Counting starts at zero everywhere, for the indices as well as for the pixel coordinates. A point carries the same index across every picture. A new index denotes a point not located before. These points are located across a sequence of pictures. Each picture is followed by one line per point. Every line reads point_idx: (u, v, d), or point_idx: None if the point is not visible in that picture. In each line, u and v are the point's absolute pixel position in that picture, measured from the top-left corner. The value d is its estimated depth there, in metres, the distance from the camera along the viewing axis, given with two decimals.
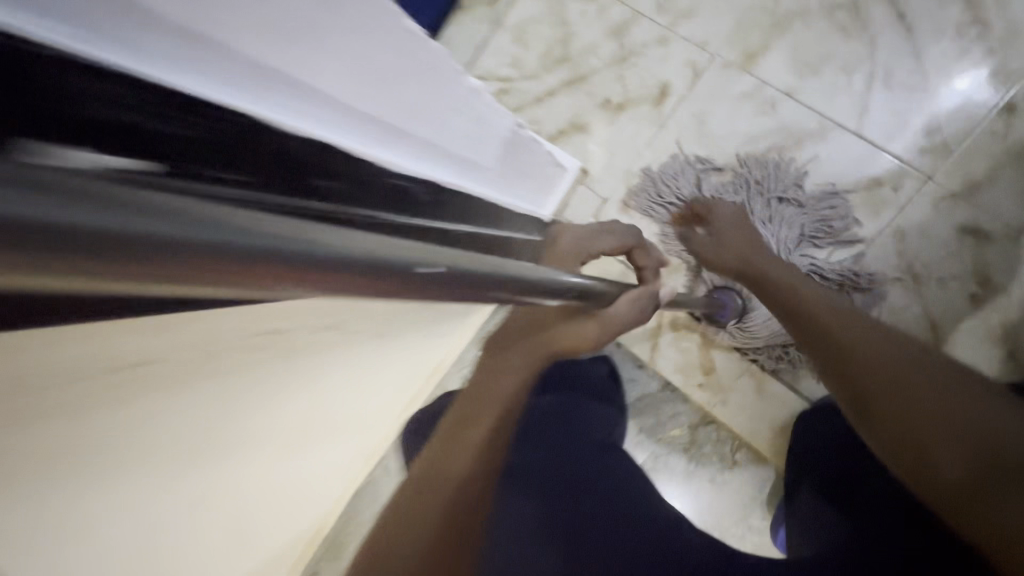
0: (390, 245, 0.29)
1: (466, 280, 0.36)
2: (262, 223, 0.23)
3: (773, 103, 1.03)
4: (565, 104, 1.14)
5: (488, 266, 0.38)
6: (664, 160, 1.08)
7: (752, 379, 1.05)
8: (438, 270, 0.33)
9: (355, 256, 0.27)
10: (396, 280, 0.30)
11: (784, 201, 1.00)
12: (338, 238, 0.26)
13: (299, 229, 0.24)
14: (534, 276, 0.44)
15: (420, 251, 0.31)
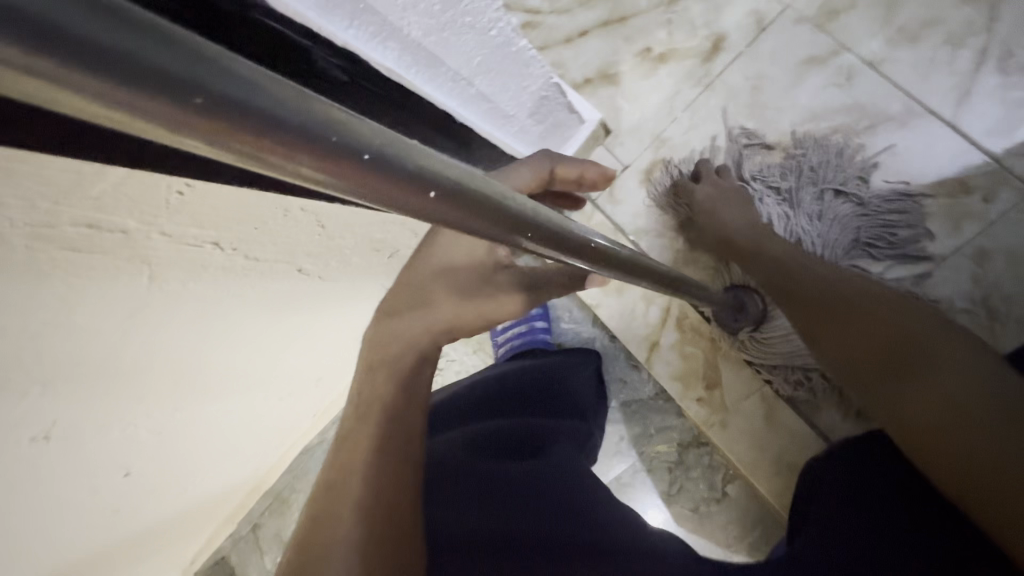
0: (408, 143, 0.20)
1: (468, 206, 0.22)
2: (304, 96, 0.16)
3: (849, 74, 0.83)
4: (598, 48, 0.95)
5: (484, 182, 0.23)
6: (703, 127, 0.90)
7: (761, 404, 0.87)
8: (453, 187, 0.21)
9: (386, 158, 0.18)
10: (416, 197, 0.20)
11: (840, 194, 0.82)
12: (373, 130, 0.18)
13: (337, 112, 0.17)
14: (518, 202, 0.25)
15: (433, 158, 0.20)
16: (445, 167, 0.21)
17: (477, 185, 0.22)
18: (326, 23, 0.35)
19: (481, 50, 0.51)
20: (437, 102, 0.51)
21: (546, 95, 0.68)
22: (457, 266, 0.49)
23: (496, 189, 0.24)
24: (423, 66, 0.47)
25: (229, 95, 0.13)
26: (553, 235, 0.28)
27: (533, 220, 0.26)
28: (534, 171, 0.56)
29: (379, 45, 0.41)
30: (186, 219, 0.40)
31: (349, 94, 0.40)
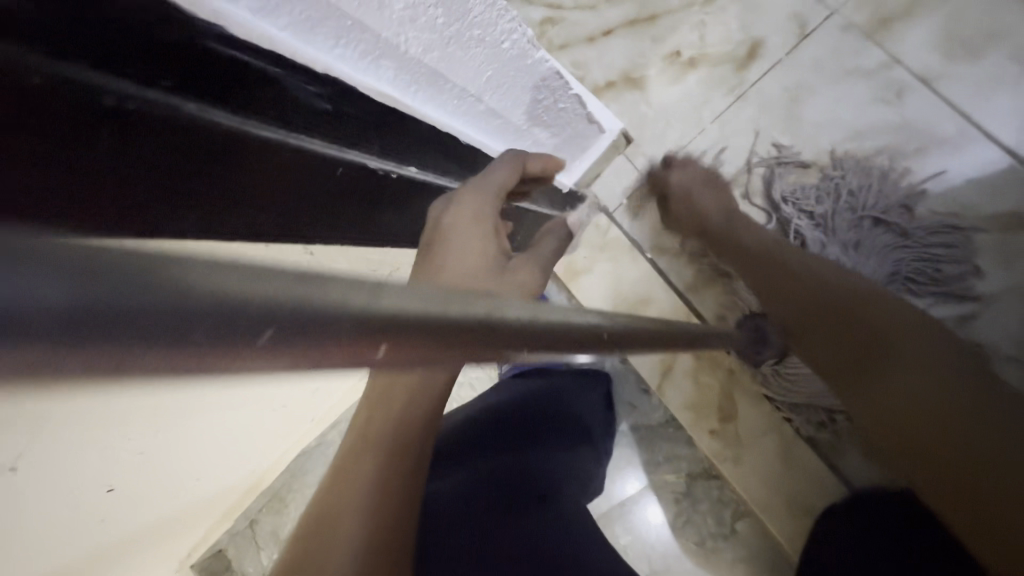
0: (341, 282, 0.15)
1: (432, 340, 0.17)
2: (173, 270, 0.10)
3: (898, 91, 0.77)
4: (623, 47, 0.88)
5: (446, 302, 0.19)
6: (733, 141, 0.83)
7: (780, 441, 0.82)
8: (411, 326, 0.16)
9: (310, 320, 0.13)
10: (357, 350, 0.15)
11: (880, 221, 0.75)
12: (292, 283, 0.13)
13: (232, 276, 0.11)
14: (489, 313, 0.21)
15: (378, 290, 0.16)
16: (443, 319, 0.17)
17: (442, 312, 0.18)
18: (304, 46, 0.31)
19: (491, 66, 0.46)
20: (441, 126, 0.46)
21: (564, 106, 0.62)
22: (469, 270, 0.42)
23: (462, 305, 0.20)
24: (424, 84, 0.42)
25: (21, 315, 0.08)
26: (547, 334, 0.24)
27: (516, 331, 0.22)
28: (515, 169, 0.49)
29: (372, 64, 0.36)
30: None
31: (335, 124, 0.35)
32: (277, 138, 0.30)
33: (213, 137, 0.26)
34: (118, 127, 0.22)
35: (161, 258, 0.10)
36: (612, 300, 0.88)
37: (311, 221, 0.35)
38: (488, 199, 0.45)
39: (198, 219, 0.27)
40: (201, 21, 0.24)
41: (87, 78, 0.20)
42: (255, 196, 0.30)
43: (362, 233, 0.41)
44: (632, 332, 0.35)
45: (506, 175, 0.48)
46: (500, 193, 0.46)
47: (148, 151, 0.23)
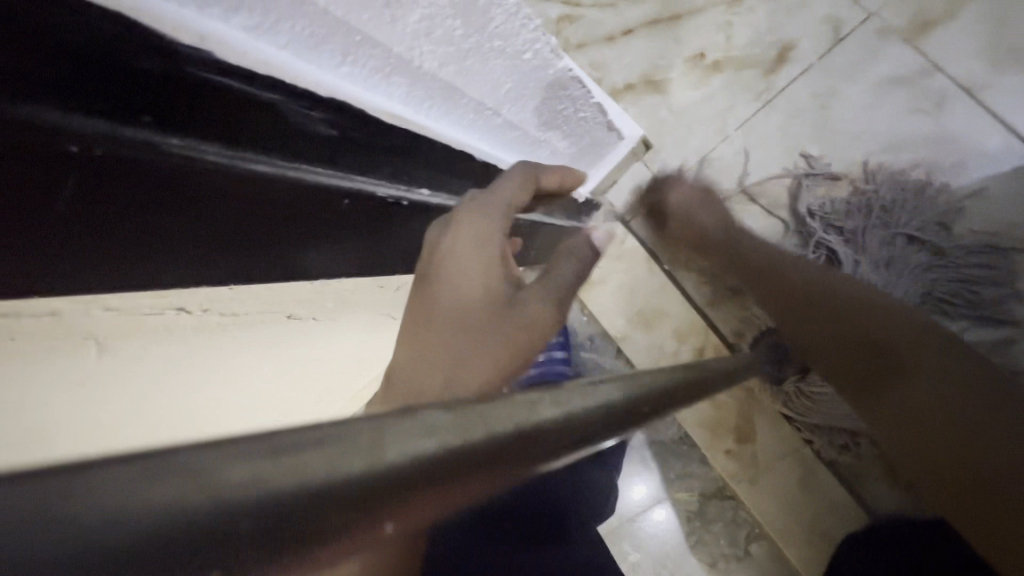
0: (322, 443, 0.12)
1: (443, 493, 0.14)
2: (65, 506, 0.09)
3: (939, 99, 0.74)
4: (643, 49, 0.84)
5: (465, 426, 0.15)
6: (758, 149, 0.79)
7: (798, 463, 0.79)
8: (411, 487, 0.13)
9: (266, 528, 0.11)
10: (349, 537, 0.13)
11: (912, 239, 0.71)
12: (240, 476, 0.11)
13: (147, 497, 0.09)
14: (518, 426, 0.17)
15: (369, 452, 0.13)
16: (449, 438, 0.15)
17: (455, 452, 0.15)
18: (307, 66, 0.28)
19: (511, 78, 0.42)
20: (455, 142, 0.43)
21: (586, 113, 0.58)
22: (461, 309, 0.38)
23: (483, 428, 0.16)
24: (438, 100, 0.38)
25: None
26: (587, 426, 0.20)
27: (550, 444, 0.18)
28: (524, 186, 0.43)
29: (383, 82, 0.33)
30: None
31: (342, 150, 0.32)
32: (277, 171, 0.27)
33: (205, 178, 0.24)
34: (88, 175, 0.19)
35: (52, 481, 0.09)
36: (627, 313, 0.86)
37: (313, 253, 0.33)
38: (488, 222, 0.41)
39: (178, 266, 0.24)
40: (186, 47, 0.21)
41: (39, 117, 0.17)
42: (251, 234, 0.27)
43: (364, 270, 0.40)
44: (671, 383, 0.31)
45: (513, 193, 0.43)
46: (504, 214, 0.42)
47: (126, 198, 0.21)
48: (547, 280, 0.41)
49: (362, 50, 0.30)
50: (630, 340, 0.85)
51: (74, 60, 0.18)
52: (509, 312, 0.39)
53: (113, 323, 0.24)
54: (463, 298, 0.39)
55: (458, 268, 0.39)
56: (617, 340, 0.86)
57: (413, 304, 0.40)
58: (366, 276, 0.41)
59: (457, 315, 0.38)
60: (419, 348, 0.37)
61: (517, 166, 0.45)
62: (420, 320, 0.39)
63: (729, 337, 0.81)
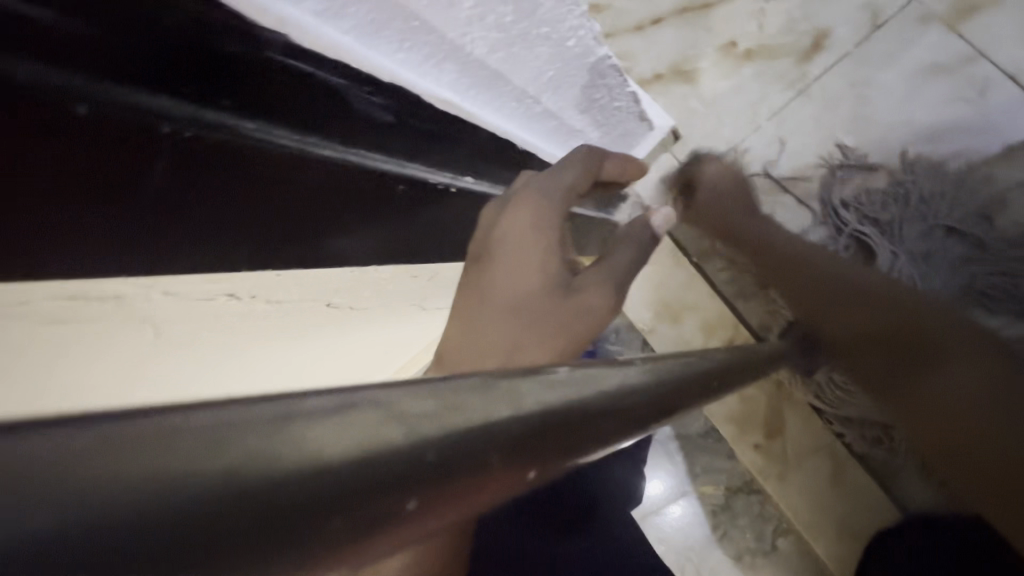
0: (455, 395, 0.14)
1: (567, 443, 0.16)
2: (266, 441, 0.10)
3: (982, 87, 0.73)
4: (672, 39, 0.83)
5: (578, 383, 0.17)
6: (791, 140, 0.78)
7: (829, 457, 0.78)
8: (543, 433, 0.15)
9: (444, 461, 0.13)
10: (503, 478, 0.14)
11: (951, 230, 0.70)
12: (413, 411, 0.12)
13: (349, 428, 0.11)
14: (617, 385, 0.18)
15: (512, 398, 0.15)
16: (543, 403, 0.15)
17: (573, 404, 0.16)
18: (369, 52, 0.28)
19: (554, 66, 0.42)
20: (496, 130, 0.43)
21: (620, 103, 0.58)
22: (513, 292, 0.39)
23: (593, 387, 0.17)
24: (484, 87, 0.38)
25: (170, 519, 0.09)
26: (656, 401, 0.20)
27: (639, 406, 0.19)
28: (586, 172, 0.43)
29: (434, 68, 0.33)
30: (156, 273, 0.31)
31: (393, 137, 0.32)
32: (350, 164, 0.29)
33: (276, 161, 0.25)
34: (192, 164, 0.21)
35: (250, 418, 0.10)
36: (654, 305, 0.85)
37: (367, 241, 0.34)
38: (548, 207, 0.41)
39: (266, 250, 0.26)
40: (265, 30, 0.22)
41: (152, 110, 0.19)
42: (325, 221, 0.29)
43: (405, 258, 0.40)
44: (730, 368, 0.30)
45: (575, 177, 0.43)
46: (561, 198, 0.41)
47: (226, 186, 0.23)
48: (606, 266, 0.41)
49: (418, 38, 0.30)
50: (657, 333, 0.84)
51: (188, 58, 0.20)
52: (566, 299, 0.39)
53: (167, 307, 0.23)
54: (520, 285, 0.39)
55: (517, 254, 0.39)
56: (643, 332, 0.85)
57: (470, 287, 0.40)
58: (398, 266, 0.39)
59: (513, 302, 0.38)
60: (471, 323, 0.39)
61: (580, 151, 0.45)
62: (476, 304, 0.39)
63: (755, 328, 0.80)
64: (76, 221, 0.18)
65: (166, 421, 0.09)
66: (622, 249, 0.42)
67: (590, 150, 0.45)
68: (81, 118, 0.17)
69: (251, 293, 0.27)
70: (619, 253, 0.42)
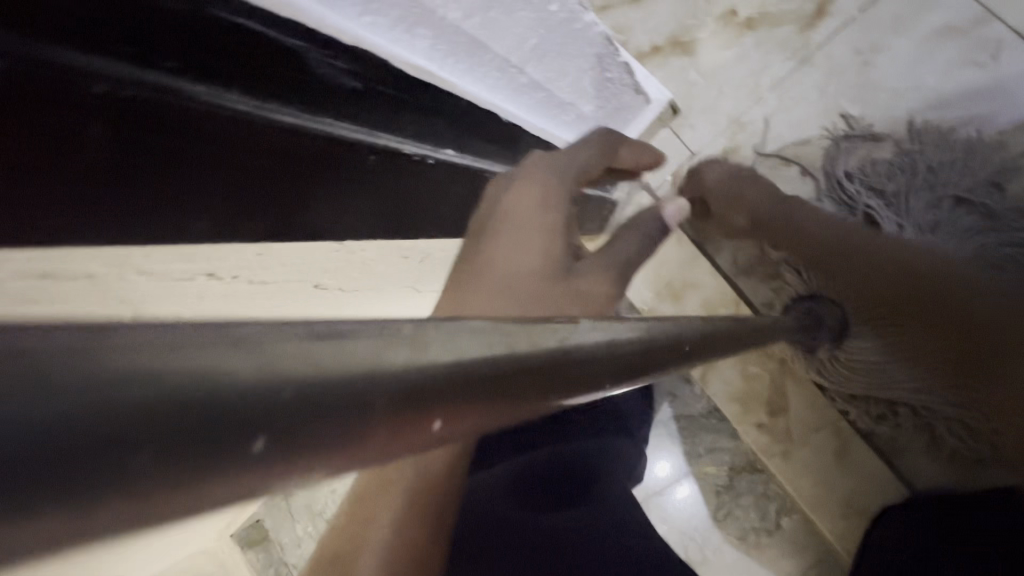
0: (367, 336, 0.12)
1: (484, 399, 0.14)
2: (93, 362, 0.08)
3: (994, 50, 0.70)
4: (671, 10, 0.80)
5: (506, 336, 0.15)
6: (793, 111, 0.76)
7: (833, 436, 0.77)
8: (454, 385, 0.13)
9: (310, 408, 0.10)
10: (397, 431, 0.12)
11: (960, 200, 0.68)
12: (276, 348, 0.10)
13: (176, 356, 0.09)
14: (557, 344, 0.16)
15: (414, 343, 0.12)
16: (545, 356, 0.15)
17: (498, 357, 0.14)
18: (329, 12, 0.27)
19: (538, 34, 0.41)
20: (478, 102, 0.42)
21: (615, 75, 0.56)
22: (522, 262, 0.38)
23: (528, 340, 0.15)
24: (463, 55, 0.37)
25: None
26: (630, 360, 0.19)
27: (581, 371, 0.17)
28: (604, 155, 0.45)
29: (405, 34, 0.32)
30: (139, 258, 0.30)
31: (364, 104, 0.31)
32: (301, 121, 0.27)
33: (227, 125, 0.24)
34: (110, 113, 0.19)
35: (83, 340, 0.09)
36: (655, 286, 0.83)
37: (324, 207, 0.31)
38: (556, 187, 0.41)
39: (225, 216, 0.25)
40: None
41: (66, 56, 0.17)
42: (278, 177, 0.27)
43: (382, 231, 0.38)
44: (717, 337, 0.29)
45: (587, 158, 0.43)
46: (571, 177, 0.42)
47: (157, 136, 0.21)
48: (609, 254, 0.40)
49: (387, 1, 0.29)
50: (657, 313, 0.83)
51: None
52: (566, 279, 0.37)
53: (148, 288, 0.24)
54: (520, 256, 0.38)
55: (523, 227, 0.39)
56: (643, 313, 0.84)
57: (469, 259, 0.39)
58: (379, 243, 0.38)
59: (513, 274, 0.37)
60: (466, 298, 0.37)
61: (597, 132, 0.46)
62: (474, 275, 0.38)
63: (760, 306, 0.79)
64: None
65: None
66: (627, 238, 0.42)
67: (603, 135, 0.47)
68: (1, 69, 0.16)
69: (231, 273, 0.28)
70: (626, 242, 0.41)
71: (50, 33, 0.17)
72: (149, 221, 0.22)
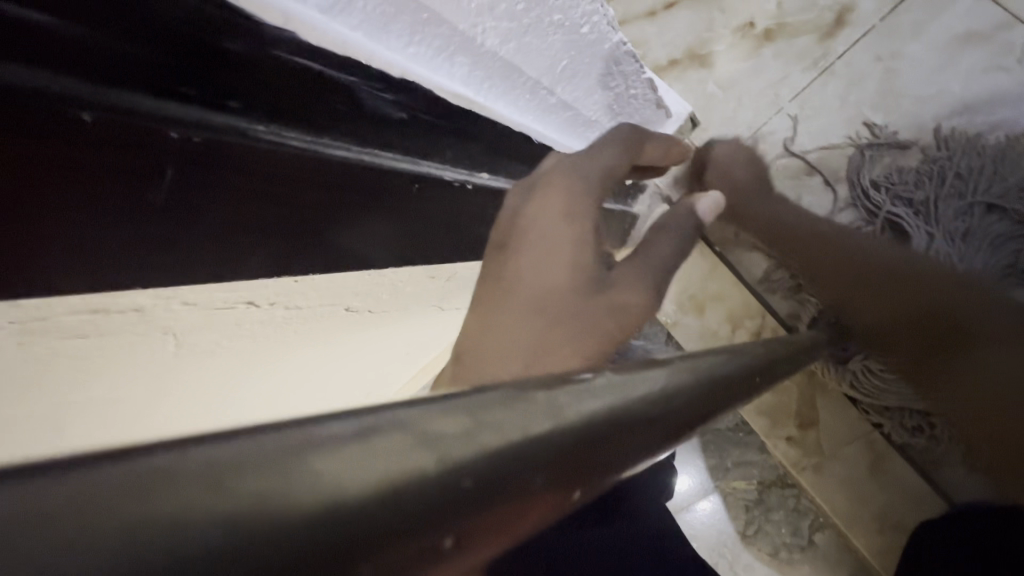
0: (507, 406, 0.13)
1: (604, 461, 0.14)
2: (305, 464, 0.10)
3: (1020, 54, 0.69)
4: (687, 23, 0.81)
5: (617, 390, 0.16)
6: (814, 121, 0.75)
7: (869, 450, 0.75)
8: (584, 449, 0.14)
9: (482, 493, 0.11)
10: (550, 500, 0.13)
11: (991, 206, 0.66)
12: (443, 428, 0.12)
13: (362, 456, 0.10)
14: (650, 394, 0.16)
15: (552, 409, 0.13)
16: (637, 405, 0.16)
17: (618, 410, 0.15)
18: (380, 48, 0.28)
19: (569, 56, 0.41)
20: (512, 124, 0.42)
21: (640, 93, 0.56)
22: (552, 278, 0.37)
23: (627, 396, 0.16)
24: (497, 79, 0.38)
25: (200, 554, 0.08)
26: (705, 402, 0.19)
27: (669, 424, 0.17)
28: (628, 153, 0.43)
29: (446, 62, 0.33)
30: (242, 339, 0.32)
31: (408, 134, 0.31)
32: (354, 157, 0.28)
33: (294, 165, 0.24)
34: (183, 165, 0.20)
35: (290, 437, 0.10)
36: (678, 297, 0.83)
37: (375, 239, 0.32)
38: (580, 190, 0.40)
39: (286, 254, 0.26)
40: (269, 28, 0.21)
41: (144, 108, 0.18)
42: (331, 217, 0.28)
43: (421, 259, 0.39)
44: (771, 362, 0.29)
45: (613, 158, 0.42)
46: (602, 175, 0.41)
47: (224, 185, 0.21)
48: (642, 255, 0.39)
49: (428, 32, 0.30)
50: (681, 325, 0.82)
51: (177, 44, 0.18)
52: (599, 293, 0.37)
53: (186, 317, 0.24)
54: (546, 278, 0.37)
55: (545, 243, 0.38)
56: (667, 326, 0.83)
57: (490, 281, 0.38)
58: (413, 266, 0.38)
59: (539, 295, 0.36)
60: (493, 323, 0.37)
61: (620, 133, 0.45)
62: (498, 299, 0.37)
63: (783, 318, 0.75)
64: (61, 236, 0.17)
65: (220, 454, 0.09)
66: (660, 240, 0.41)
67: (636, 130, 0.46)
68: (91, 124, 0.16)
69: (272, 300, 0.28)
70: (660, 242, 0.40)
71: (132, 83, 0.17)
72: (214, 269, 0.23)
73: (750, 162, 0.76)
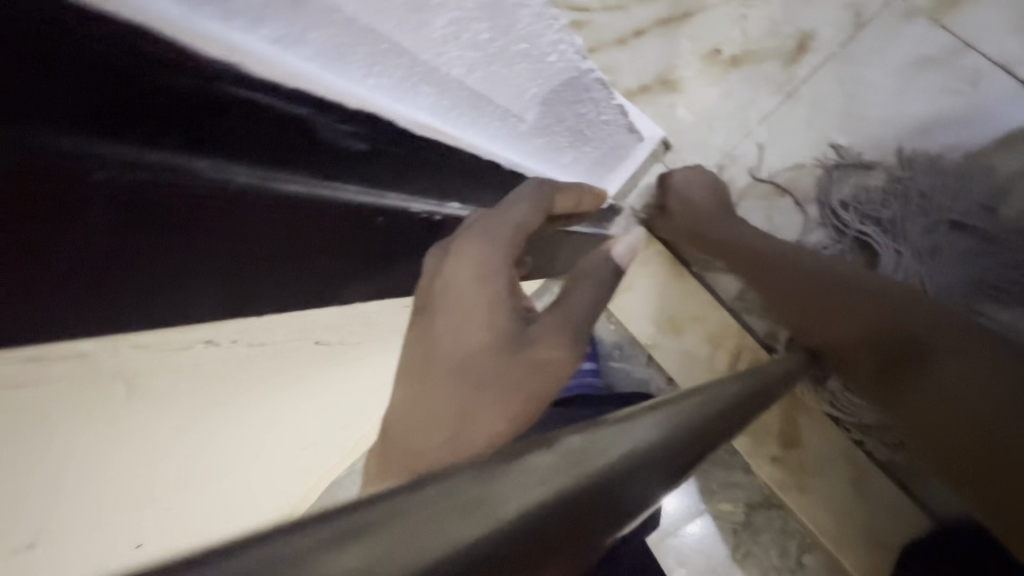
0: (433, 511, 0.13)
1: (550, 553, 0.15)
2: None
3: (973, 79, 0.72)
4: (656, 50, 0.82)
5: (566, 463, 0.16)
6: (782, 144, 0.77)
7: (851, 469, 0.74)
8: (529, 548, 0.14)
9: None
10: None
11: (956, 224, 0.68)
12: (352, 557, 0.11)
13: None
14: (618, 455, 0.17)
15: (488, 510, 0.14)
16: (606, 468, 0.17)
17: (566, 491, 0.15)
18: (338, 79, 0.27)
19: (538, 84, 0.41)
20: (482, 151, 0.42)
21: (609, 119, 0.57)
22: (470, 345, 0.38)
23: (586, 464, 0.16)
24: (466, 108, 0.38)
25: None
26: (671, 458, 0.20)
27: (629, 486, 0.17)
28: (539, 207, 0.42)
29: (410, 92, 0.32)
30: (208, 392, 0.30)
31: (371, 167, 0.31)
32: (307, 193, 0.27)
33: (242, 201, 0.23)
34: (113, 206, 0.18)
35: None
36: (657, 320, 0.83)
37: (352, 289, 0.33)
38: (492, 250, 0.39)
39: (233, 294, 0.25)
40: (212, 60, 0.20)
41: (69, 149, 0.16)
42: (284, 271, 0.27)
43: (391, 291, 0.37)
44: (745, 398, 0.28)
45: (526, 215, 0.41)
46: (516, 233, 0.40)
47: (165, 229, 0.20)
48: (558, 311, 0.41)
49: (391, 60, 0.30)
50: (661, 347, 0.82)
51: (118, 81, 0.17)
52: (519, 353, 0.39)
53: (138, 362, 0.23)
54: (465, 342, 0.38)
55: (461, 309, 0.39)
56: (647, 348, 0.84)
57: (414, 346, 0.39)
58: (384, 299, 0.37)
59: (458, 361, 0.38)
60: (415, 392, 0.38)
61: (532, 183, 0.43)
62: (420, 366, 0.39)
63: (762, 337, 0.77)
64: None
65: None
66: (576, 292, 0.44)
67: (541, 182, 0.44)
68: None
69: (231, 338, 0.27)
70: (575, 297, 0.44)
71: (53, 126, 0.15)
72: (147, 314, 0.21)
73: (715, 184, 0.75)
